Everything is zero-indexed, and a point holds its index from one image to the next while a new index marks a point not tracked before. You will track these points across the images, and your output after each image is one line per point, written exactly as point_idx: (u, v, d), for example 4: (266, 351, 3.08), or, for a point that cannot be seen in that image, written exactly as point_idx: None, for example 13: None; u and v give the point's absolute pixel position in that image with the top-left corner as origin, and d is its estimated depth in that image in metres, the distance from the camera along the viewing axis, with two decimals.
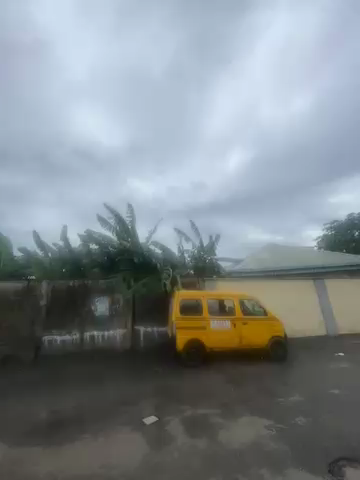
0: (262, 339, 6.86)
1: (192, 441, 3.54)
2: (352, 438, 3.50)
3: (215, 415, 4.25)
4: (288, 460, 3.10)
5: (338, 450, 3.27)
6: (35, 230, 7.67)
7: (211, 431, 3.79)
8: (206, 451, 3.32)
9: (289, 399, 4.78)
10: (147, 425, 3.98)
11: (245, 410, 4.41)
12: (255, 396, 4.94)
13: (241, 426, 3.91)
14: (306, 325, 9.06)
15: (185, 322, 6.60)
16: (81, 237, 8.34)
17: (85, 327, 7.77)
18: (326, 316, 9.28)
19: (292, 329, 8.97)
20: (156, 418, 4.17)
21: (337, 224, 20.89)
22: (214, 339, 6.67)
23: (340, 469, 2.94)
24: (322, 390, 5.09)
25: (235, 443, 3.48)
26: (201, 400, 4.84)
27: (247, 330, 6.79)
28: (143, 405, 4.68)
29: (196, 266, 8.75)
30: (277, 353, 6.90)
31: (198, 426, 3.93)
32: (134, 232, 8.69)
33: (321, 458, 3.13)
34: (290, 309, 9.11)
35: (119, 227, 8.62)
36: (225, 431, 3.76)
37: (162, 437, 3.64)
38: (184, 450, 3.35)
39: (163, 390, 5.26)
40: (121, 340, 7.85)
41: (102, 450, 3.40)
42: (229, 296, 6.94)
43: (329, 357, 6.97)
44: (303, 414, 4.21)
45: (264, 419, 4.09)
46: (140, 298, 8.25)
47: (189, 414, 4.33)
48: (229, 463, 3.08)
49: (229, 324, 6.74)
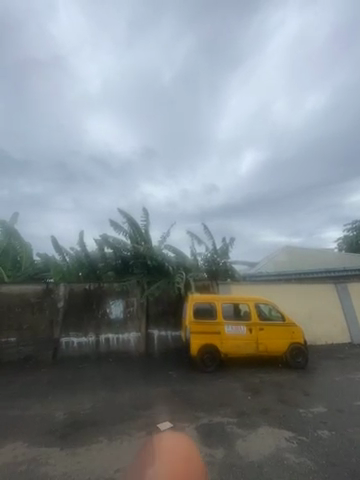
0: (280, 345, 6.60)
1: (208, 451, 3.46)
2: None
3: (231, 424, 4.13)
4: (310, 476, 2.92)
5: None
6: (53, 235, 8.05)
7: (228, 440, 3.68)
8: (222, 461, 3.22)
9: (310, 410, 4.52)
10: (162, 431, 3.95)
11: (263, 420, 4.24)
12: (274, 406, 4.74)
13: (259, 436, 3.76)
14: (328, 331, 8.58)
15: (199, 326, 6.52)
16: (96, 242, 8.62)
17: (101, 330, 7.97)
18: (349, 322, 8.72)
19: (313, 335, 8.53)
20: (170, 424, 4.14)
21: (358, 225, 19.72)
22: (229, 344, 6.52)
23: None
24: (347, 401, 4.76)
25: (252, 454, 3.35)
26: (216, 407, 4.73)
27: (263, 336, 6.57)
28: (158, 410, 4.68)
29: (210, 270, 8.68)
30: (297, 361, 6.59)
31: (213, 435, 3.84)
32: (147, 237, 8.87)
33: (348, 476, 2.91)
34: (309, 314, 8.69)
35: (133, 232, 8.80)
36: (242, 442, 3.63)
37: None
38: (199, 458, 3.28)
39: (177, 396, 5.22)
40: (135, 343, 7.93)
41: (117, 454, 3.42)
42: (244, 300, 6.77)
43: (354, 366, 6.53)
44: (327, 426, 3.96)
45: (283, 430, 3.90)
46: (154, 301, 8.32)
47: (204, 421, 4.24)
48: (247, 475, 2.96)
49: (244, 329, 6.56)
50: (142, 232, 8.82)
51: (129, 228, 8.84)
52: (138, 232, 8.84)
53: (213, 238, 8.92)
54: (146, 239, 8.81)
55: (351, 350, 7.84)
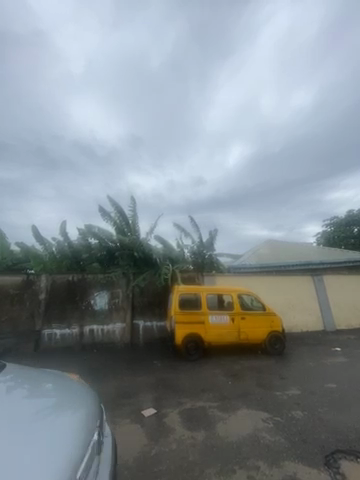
0: (261, 333, 6.94)
1: (191, 434, 3.63)
2: (348, 431, 3.56)
3: (213, 409, 4.35)
4: (283, 452, 3.17)
5: (334, 442, 3.33)
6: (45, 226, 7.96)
7: (209, 423, 3.88)
8: (203, 443, 3.40)
9: (286, 393, 4.86)
10: (146, 418, 4.07)
11: (243, 404, 4.49)
12: (253, 390, 5.03)
13: (238, 419, 4.00)
14: (305, 320, 9.14)
15: (184, 316, 6.67)
16: (80, 232, 8.38)
17: (85, 321, 7.88)
18: (324, 311, 9.34)
19: (291, 323, 9.04)
20: (154, 411, 4.28)
21: (336, 221, 20.82)
22: (212, 333, 6.74)
23: (336, 462, 2.99)
24: (318, 384, 5.17)
25: (232, 435, 3.56)
26: (199, 393, 4.95)
27: (245, 325, 6.86)
28: (143, 397, 4.79)
29: (196, 262, 8.83)
30: (275, 348, 6.99)
31: (196, 419, 4.02)
32: (134, 228, 8.78)
33: (317, 450, 3.19)
34: (288, 304, 9.18)
35: (119, 222, 8.67)
36: (222, 425, 3.84)
37: (161, 430, 3.73)
38: (182, 442, 3.43)
39: (162, 383, 5.37)
40: (120, 334, 7.94)
41: None
42: (227, 291, 6.99)
43: (327, 352, 7.04)
44: (300, 407, 4.29)
45: (261, 412, 4.18)
46: (139, 292, 8.34)
47: (187, 407, 4.42)
48: (226, 455, 3.16)
49: (227, 319, 6.80)
50: (129, 223, 8.70)
51: (116, 217, 8.65)
52: (125, 222, 8.72)
53: (200, 231, 9.00)
54: (133, 230, 8.73)
55: (324, 337, 8.45)
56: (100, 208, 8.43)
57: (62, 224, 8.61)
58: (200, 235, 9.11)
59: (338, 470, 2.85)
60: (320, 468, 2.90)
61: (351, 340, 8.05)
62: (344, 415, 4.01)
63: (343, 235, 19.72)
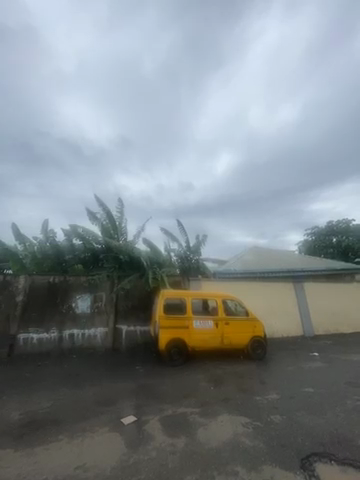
0: (243, 338, 7.06)
1: (171, 440, 3.59)
2: (324, 434, 3.68)
3: (194, 415, 4.32)
4: (262, 457, 3.21)
5: (311, 446, 3.41)
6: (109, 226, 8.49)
7: (190, 430, 3.86)
8: (183, 450, 3.38)
9: (265, 397, 4.96)
10: (126, 425, 3.98)
11: (224, 409, 4.52)
12: (234, 395, 5.09)
13: (219, 424, 4.01)
14: (285, 325, 9.47)
15: (169, 322, 6.62)
16: (64, 231, 8.13)
17: (65, 326, 7.57)
18: (303, 316, 9.76)
19: (272, 328, 9.30)
20: (135, 418, 4.19)
21: (316, 231, 21.87)
22: (196, 339, 6.73)
23: (312, 464, 3.07)
24: (297, 388, 5.33)
25: (211, 442, 3.56)
26: (181, 399, 4.90)
27: (229, 330, 6.95)
28: (123, 404, 4.69)
29: (182, 267, 8.83)
30: (256, 352, 7.18)
31: (176, 426, 3.98)
32: (121, 231, 8.77)
33: (295, 455, 3.24)
34: (270, 309, 9.48)
35: (106, 223, 8.56)
36: (203, 431, 3.83)
37: (140, 437, 3.65)
38: (161, 449, 3.38)
39: (143, 390, 5.25)
40: (102, 339, 7.71)
41: (79, 450, 3.36)
42: (212, 296, 7.10)
43: (305, 357, 7.28)
44: (279, 411, 4.41)
45: (241, 417, 4.23)
46: (124, 296, 8.20)
47: (169, 413, 4.37)
48: (205, 461, 3.16)
49: (211, 324, 6.86)
50: (116, 225, 8.70)
51: (104, 219, 8.53)
52: (113, 225, 8.63)
53: (187, 236, 9.10)
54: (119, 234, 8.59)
55: (303, 342, 8.78)
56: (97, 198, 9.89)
57: (44, 223, 8.30)
58: (187, 239, 9.18)
59: (313, 472, 2.93)
60: (296, 471, 2.96)
61: (328, 345, 8.40)
62: (320, 417, 4.17)
63: (322, 244, 20.74)
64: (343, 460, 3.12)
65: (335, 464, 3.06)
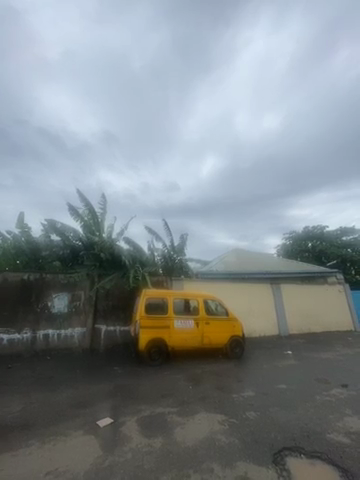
0: (222, 338, 7.21)
1: (148, 441, 3.57)
2: (294, 429, 3.88)
3: (172, 415, 4.33)
4: (236, 453, 3.30)
5: (282, 441, 3.58)
6: (90, 222, 8.36)
7: (167, 430, 3.86)
8: (159, 450, 3.36)
9: (241, 395, 5.13)
10: (102, 427, 3.88)
11: (202, 407, 4.60)
12: (211, 393, 5.19)
13: (196, 423, 4.06)
14: (262, 325, 9.84)
15: (150, 321, 6.55)
16: (42, 226, 7.80)
17: (39, 326, 7.19)
18: (279, 317, 10.22)
19: (250, 328, 9.62)
20: (111, 420, 4.09)
21: (294, 235, 23.08)
22: (177, 339, 6.74)
23: (283, 459, 3.22)
24: (271, 385, 5.56)
25: (188, 441, 3.58)
26: (159, 399, 4.88)
27: (209, 330, 7.07)
28: (99, 406, 4.57)
29: (166, 266, 8.83)
30: (234, 351, 7.39)
31: (154, 426, 3.97)
32: (102, 228, 8.57)
33: (268, 450, 3.38)
34: (249, 310, 9.79)
35: (88, 219, 8.37)
36: (180, 430, 3.86)
37: (116, 439, 3.57)
38: (137, 450, 3.34)
39: (121, 391, 5.16)
40: (79, 339, 7.44)
41: (50, 455, 3.20)
42: (194, 296, 7.23)
43: (279, 355, 7.64)
44: (254, 408, 4.57)
45: (218, 415, 4.32)
46: (104, 295, 8.01)
47: (146, 414, 4.34)
48: (181, 460, 3.18)
49: (192, 324, 6.93)
50: (98, 221, 8.53)
51: (86, 215, 8.39)
52: (95, 221, 8.48)
53: (172, 236, 9.21)
54: (101, 232, 8.40)
55: (279, 341, 9.19)
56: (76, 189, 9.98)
57: (19, 216, 7.85)
58: (172, 239, 9.25)
59: (284, 466, 3.07)
60: (268, 466, 3.08)
61: (300, 344, 8.89)
62: (291, 413, 4.39)
63: (298, 248, 21.94)
64: (311, 453, 3.32)
65: (304, 457, 3.23)
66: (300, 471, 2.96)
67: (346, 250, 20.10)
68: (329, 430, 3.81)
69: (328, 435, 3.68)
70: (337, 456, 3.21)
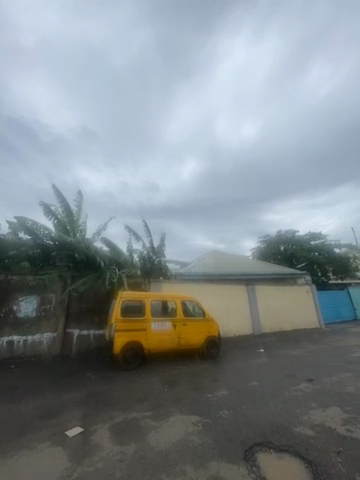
0: (199, 339, 7.29)
1: (120, 448, 3.46)
2: (264, 425, 4.04)
3: (146, 419, 4.26)
4: (209, 453, 3.34)
5: (253, 438, 3.70)
6: (65, 219, 8.11)
7: (140, 435, 3.79)
8: (132, 456, 3.28)
9: (216, 394, 5.22)
10: (71, 437, 3.68)
11: (176, 409, 4.60)
12: (186, 394, 5.21)
13: (170, 426, 4.04)
14: (237, 325, 10.15)
15: (126, 324, 6.39)
16: (10, 224, 7.28)
17: (3, 332, 6.64)
18: (253, 317, 10.63)
19: (225, 329, 9.85)
20: (81, 429, 3.90)
21: (268, 238, 24.28)
22: (153, 341, 6.66)
23: (253, 455, 3.33)
24: (244, 383, 5.75)
25: (162, 444, 3.55)
26: (133, 404, 4.78)
27: (186, 331, 7.10)
28: (69, 415, 4.33)
29: (144, 267, 8.73)
30: (210, 352, 7.52)
31: (127, 432, 3.87)
32: (76, 226, 8.32)
33: (239, 447, 3.47)
34: (225, 310, 10.04)
35: (62, 216, 8.10)
36: (154, 434, 3.81)
37: (86, 449, 3.41)
38: (108, 459, 3.22)
39: (93, 398, 4.95)
40: (49, 345, 7.00)
41: (11, 472, 2.95)
42: (171, 298, 7.24)
43: (252, 354, 7.94)
44: (227, 407, 4.67)
45: (192, 416, 4.35)
46: (77, 298, 7.66)
47: (119, 420, 4.21)
48: (154, 464, 3.13)
49: (169, 326, 6.90)
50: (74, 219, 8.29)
51: (61, 214, 8.12)
52: (70, 221, 8.19)
53: (151, 237, 9.16)
54: (76, 231, 8.12)
55: (252, 340, 9.56)
56: (52, 185, 9.60)
57: None
58: (151, 240, 9.20)
59: (254, 462, 3.18)
60: (239, 462, 3.17)
61: (272, 342, 9.34)
62: (262, 409, 4.57)
63: (271, 251, 23.11)
64: (279, 447, 3.48)
65: (273, 452, 3.38)
66: (269, 466, 3.07)
67: (313, 253, 21.62)
68: (296, 424, 4.03)
69: (295, 429, 3.89)
70: (303, 448, 3.41)
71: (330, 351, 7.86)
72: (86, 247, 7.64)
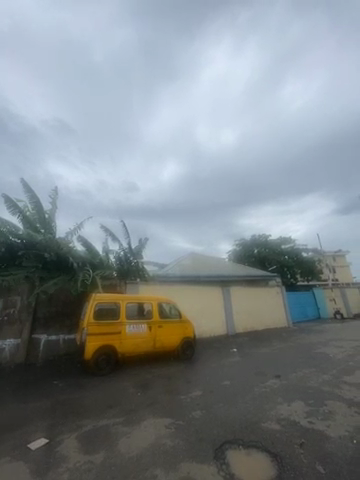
0: (175, 341, 7.29)
1: (88, 457, 3.32)
2: (234, 422, 4.18)
3: (117, 425, 4.14)
4: (180, 455, 3.35)
5: (223, 436, 3.80)
6: (35, 217, 7.63)
7: (110, 442, 3.66)
8: (100, 465, 3.16)
9: (189, 395, 5.26)
10: (33, 450, 3.43)
11: (149, 413, 4.54)
12: (160, 397, 5.18)
13: (142, 430, 3.97)
14: (212, 326, 10.38)
15: (99, 328, 6.16)
16: None
17: None
18: (227, 317, 10.96)
19: (201, 329, 10.00)
20: (45, 441, 3.65)
21: (243, 241, 25.29)
22: (128, 345, 6.50)
23: (223, 452, 3.42)
24: (217, 383, 5.89)
25: (133, 449, 3.48)
26: (104, 411, 4.61)
27: (162, 334, 7.06)
28: (33, 426, 4.04)
29: (121, 269, 8.50)
30: (185, 353, 7.58)
31: (96, 440, 3.72)
32: (48, 224, 7.87)
33: (210, 447, 3.53)
34: (201, 311, 10.21)
35: (31, 214, 7.61)
36: (125, 440, 3.72)
37: (51, 461, 3.21)
38: (75, 469, 3.07)
39: (60, 407, 4.67)
40: (11, 353, 6.50)
41: None
42: (148, 300, 7.17)
43: (226, 353, 8.18)
44: (199, 407, 4.73)
45: (164, 419, 4.32)
46: (46, 301, 7.28)
47: (88, 428, 4.03)
48: (124, 471, 3.06)
49: (145, 328, 6.81)
50: (45, 217, 7.83)
51: (31, 211, 7.62)
52: (41, 219, 7.72)
53: (130, 238, 8.98)
54: (47, 230, 7.69)
55: (226, 340, 9.85)
56: (20, 179, 8.97)
57: None
58: (129, 241, 9.02)
59: (224, 460, 3.25)
60: (209, 462, 3.22)
61: (244, 341, 9.71)
62: (233, 407, 4.72)
63: (246, 254, 24.11)
64: (248, 443, 3.61)
65: (242, 448, 3.50)
66: (237, 463, 3.17)
67: (284, 257, 23.00)
68: (264, 419, 4.22)
69: (263, 424, 4.07)
70: (269, 442, 3.58)
71: (296, 349, 8.41)
72: (58, 246, 7.19)
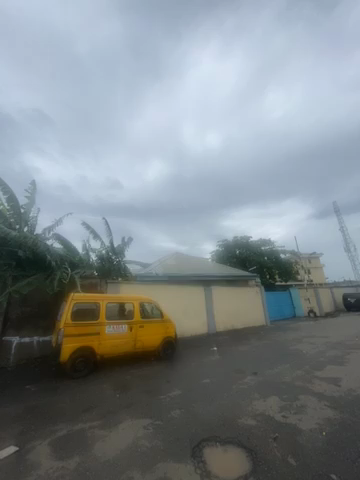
0: (156, 341, 7.25)
1: (62, 463, 3.19)
2: (212, 420, 4.24)
3: (93, 429, 4.02)
4: (158, 455, 3.34)
5: (201, 434, 3.85)
6: (10, 212, 7.15)
7: (86, 446, 3.54)
8: (74, 470, 3.05)
9: (168, 395, 5.26)
10: (1, 459, 3.22)
11: (127, 415, 4.47)
12: (139, 398, 5.12)
13: (120, 433, 3.89)
14: (194, 326, 10.48)
15: (77, 329, 5.95)
16: None
17: None
18: (209, 317, 11.14)
19: (182, 329, 10.06)
20: (15, 448, 3.44)
21: (226, 242, 25.86)
22: (107, 346, 6.34)
23: (200, 450, 3.46)
24: (196, 381, 5.95)
25: (109, 453, 3.40)
26: (80, 414, 4.46)
27: (142, 334, 6.99)
28: (1, 434, 3.79)
29: (102, 268, 8.29)
30: (165, 353, 7.57)
31: (71, 445, 3.58)
32: (24, 220, 7.42)
33: (188, 446, 3.56)
34: (182, 311, 10.27)
35: (5, 208, 7.13)
36: (101, 443, 3.62)
37: (21, 470, 3.04)
38: (47, 476, 2.93)
39: (32, 413, 4.43)
40: None
41: None
42: (129, 300, 7.06)
43: (206, 352, 8.30)
44: (178, 406, 4.75)
45: (143, 420, 4.28)
46: (20, 301, 6.95)
47: (63, 433, 3.88)
48: (100, 475, 2.98)
49: (125, 329, 6.69)
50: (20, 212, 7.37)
51: (5, 205, 7.15)
52: (16, 214, 7.24)
53: (112, 237, 8.82)
54: (23, 226, 7.26)
55: (206, 339, 10.00)
56: None
57: None
58: (111, 240, 8.87)
59: (201, 457, 3.30)
60: (187, 460, 3.25)
61: (225, 340, 9.92)
62: (211, 405, 4.80)
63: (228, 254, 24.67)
64: (224, 439, 3.70)
65: (219, 445, 3.57)
66: (214, 460, 3.23)
67: (263, 257, 23.89)
68: (241, 416, 4.35)
69: (240, 420, 4.19)
70: (245, 437, 3.70)
71: (273, 346, 8.77)
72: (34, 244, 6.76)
